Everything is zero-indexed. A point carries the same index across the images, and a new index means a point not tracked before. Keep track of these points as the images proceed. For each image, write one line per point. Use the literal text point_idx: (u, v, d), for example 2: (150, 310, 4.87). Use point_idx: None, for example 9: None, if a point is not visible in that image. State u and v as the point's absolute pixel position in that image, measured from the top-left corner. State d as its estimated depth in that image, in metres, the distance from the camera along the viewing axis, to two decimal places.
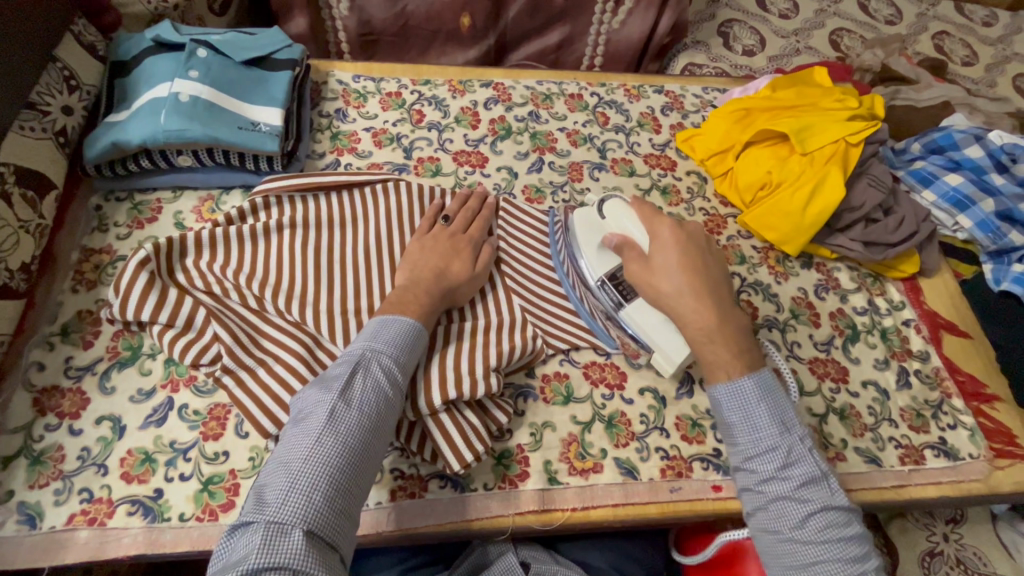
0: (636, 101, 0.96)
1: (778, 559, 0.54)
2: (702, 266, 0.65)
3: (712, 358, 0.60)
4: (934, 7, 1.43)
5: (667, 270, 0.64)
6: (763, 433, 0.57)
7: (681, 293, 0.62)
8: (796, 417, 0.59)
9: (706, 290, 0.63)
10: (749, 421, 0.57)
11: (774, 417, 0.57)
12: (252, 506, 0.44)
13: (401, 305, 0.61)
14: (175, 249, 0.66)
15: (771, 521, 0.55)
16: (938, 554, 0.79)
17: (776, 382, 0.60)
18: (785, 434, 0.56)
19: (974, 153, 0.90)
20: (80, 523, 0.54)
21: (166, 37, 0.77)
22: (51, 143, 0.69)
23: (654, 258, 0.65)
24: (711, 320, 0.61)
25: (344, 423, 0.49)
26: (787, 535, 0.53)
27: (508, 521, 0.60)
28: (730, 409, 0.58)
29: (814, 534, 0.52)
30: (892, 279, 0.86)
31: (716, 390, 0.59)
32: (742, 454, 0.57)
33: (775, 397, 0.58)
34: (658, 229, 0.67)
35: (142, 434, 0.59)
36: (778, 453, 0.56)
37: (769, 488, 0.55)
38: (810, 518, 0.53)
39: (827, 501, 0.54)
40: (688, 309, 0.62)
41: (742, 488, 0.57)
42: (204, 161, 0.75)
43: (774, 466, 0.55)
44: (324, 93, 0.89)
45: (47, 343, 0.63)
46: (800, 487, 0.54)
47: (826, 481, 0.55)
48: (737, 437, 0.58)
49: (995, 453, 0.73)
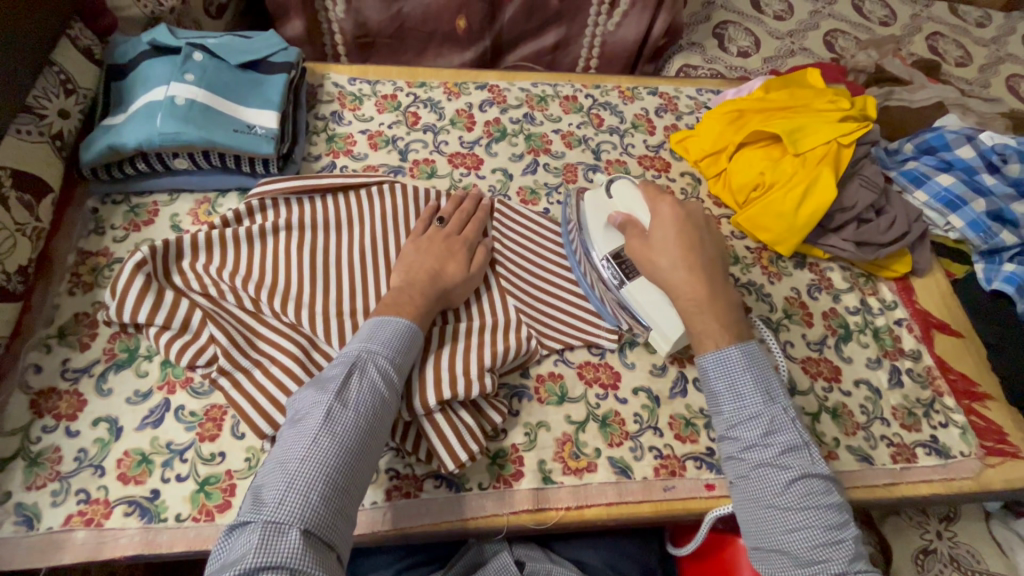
0: (631, 103, 0.97)
1: (760, 526, 0.54)
2: (698, 244, 0.66)
3: (701, 328, 0.61)
4: (928, 8, 1.44)
5: (664, 246, 0.66)
6: (748, 402, 0.58)
7: (676, 266, 0.64)
8: (782, 389, 0.59)
9: (701, 265, 0.64)
10: (734, 391, 0.58)
11: (759, 386, 0.58)
12: (249, 507, 0.44)
13: (396, 306, 0.61)
14: (172, 251, 0.67)
15: (753, 488, 0.55)
16: (931, 551, 0.80)
17: (763, 355, 0.60)
18: (769, 404, 0.57)
19: (966, 153, 0.91)
20: (77, 524, 0.55)
21: (162, 41, 0.78)
22: (47, 146, 0.70)
23: (653, 235, 0.68)
24: (702, 293, 0.62)
25: (341, 423, 0.49)
26: (768, 501, 0.54)
27: (503, 520, 0.61)
28: (716, 378, 0.59)
29: (794, 500, 0.53)
30: (884, 279, 0.87)
31: (704, 360, 0.60)
32: (726, 423, 0.58)
33: (760, 367, 0.59)
34: (659, 207, 0.70)
35: (139, 435, 0.59)
36: (761, 421, 0.56)
37: (751, 455, 0.56)
38: (790, 484, 0.53)
39: (808, 469, 0.54)
40: (681, 282, 0.64)
41: (726, 457, 0.58)
42: (200, 163, 0.75)
43: (757, 434, 0.56)
44: (320, 96, 0.90)
45: (44, 345, 0.63)
46: (781, 455, 0.55)
47: (808, 449, 0.55)
48: (722, 406, 0.59)
49: (986, 451, 0.73)
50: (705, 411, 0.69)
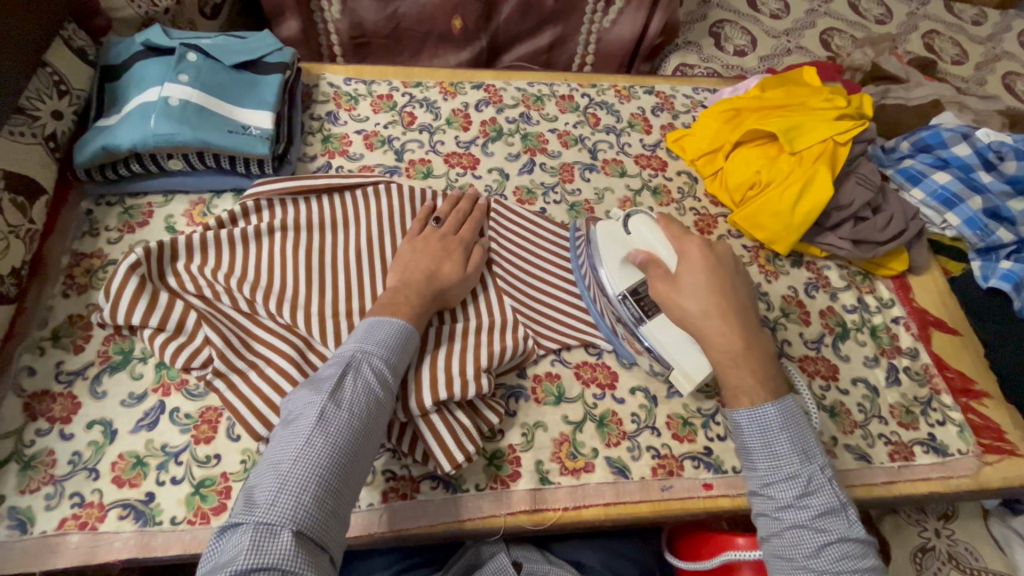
0: (627, 102, 0.97)
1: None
2: (730, 289, 0.63)
3: (736, 383, 0.60)
4: (924, 6, 1.44)
5: (695, 291, 0.63)
6: (784, 462, 0.56)
7: (709, 315, 0.61)
8: (817, 446, 0.58)
9: (734, 314, 0.62)
10: (770, 449, 0.57)
11: (796, 447, 0.56)
12: (241, 507, 0.44)
13: (392, 306, 0.61)
14: (166, 252, 0.66)
15: (786, 548, 0.54)
16: (930, 550, 0.80)
17: (799, 410, 0.59)
18: (806, 463, 0.56)
19: (962, 152, 0.90)
20: (71, 527, 0.54)
21: (156, 42, 0.78)
22: (40, 147, 0.69)
23: (681, 278, 0.64)
24: (737, 344, 0.60)
25: (334, 423, 0.49)
26: (800, 563, 0.53)
27: (500, 521, 0.61)
28: (752, 435, 0.58)
29: (829, 564, 0.52)
30: (881, 277, 0.86)
31: (738, 415, 0.59)
32: (760, 480, 0.57)
33: (798, 427, 0.57)
34: (687, 248, 0.66)
35: (134, 438, 0.59)
36: (797, 481, 0.55)
37: (786, 515, 0.55)
38: (825, 548, 0.52)
39: (844, 533, 0.53)
40: (714, 332, 0.61)
41: (758, 513, 0.57)
42: (194, 164, 0.75)
43: (793, 494, 0.55)
44: (315, 96, 0.89)
45: (38, 347, 0.63)
46: (817, 517, 0.54)
47: (844, 512, 0.54)
48: (756, 463, 0.57)
49: (983, 448, 0.73)
50: (702, 410, 0.69)
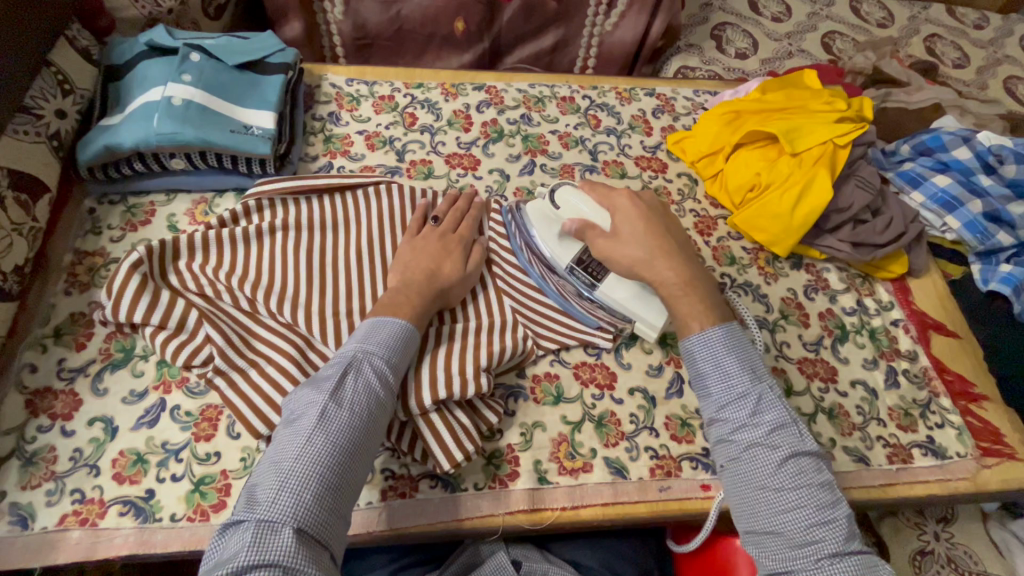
0: (628, 104, 0.97)
1: (752, 507, 0.53)
2: (665, 233, 0.67)
3: (687, 311, 0.62)
4: (926, 10, 1.45)
5: (634, 237, 0.66)
6: (735, 381, 0.57)
7: (652, 255, 0.65)
8: (766, 366, 0.59)
9: (675, 251, 0.65)
10: (721, 371, 0.58)
11: (745, 367, 0.58)
12: (243, 506, 0.45)
13: (394, 307, 0.61)
14: (168, 251, 0.67)
15: (745, 470, 0.54)
16: (929, 553, 0.80)
17: (745, 334, 0.61)
18: (755, 383, 0.57)
19: (962, 155, 0.91)
20: (71, 523, 0.55)
21: (160, 42, 0.78)
22: (45, 147, 0.70)
23: (619, 228, 0.68)
24: (683, 276, 0.63)
25: (335, 423, 0.49)
26: (761, 482, 0.53)
27: (499, 520, 0.61)
28: (702, 360, 0.59)
29: (786, 479, 0.52)
30: (881, 280, 0.86)
31: (689, 342, 0.60)
32: (715, 404, 0.58)
33: (745, 350, 0.59)
34: (616, 202, 0.70)
35: (134, 435, 0.59)
36: (747, 400, 0.56)
37: (741, 436, 0.55)
38: (781, 463, 0.53)
39: (796, 447, 0.54)
40: (660, 269, 0.64)
41: (716, 439, 0.57)
42: (198, 164, 0.75)
43: (745, 413, 0.56)
44: (318, 97, 0.90)
45: (40, 345, 0.63)
46: (770, 434, 0.54)
47: (796, 427, 0.55)
48: (710, 387, 0.58)
49: (982, 451, 0.73)
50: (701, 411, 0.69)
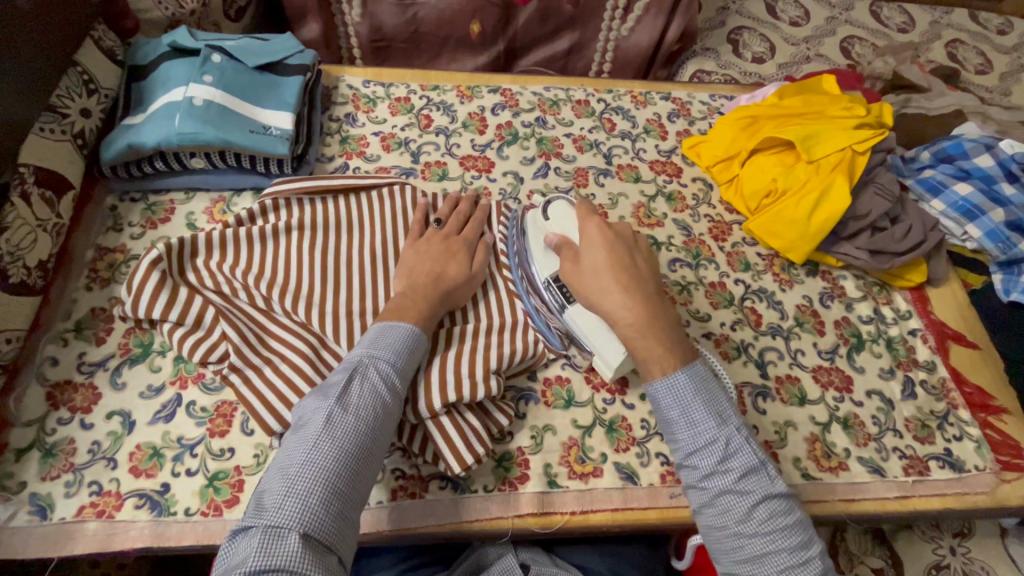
0: (643, 107, 0.97)
1: (728, 553, 0.53)
2: (630, 266, 0.64)
3: (644, 354, 0.59)
4: (948, 15, 1.42)
5: (596, 270, 0.63)
6: (701, 427, 0.56)
7: (609, 291, 0.62)
8: (732, 406, 0.58)
9: (636, 287, 0.62)
10: (687, 417, 0.56)
11: (711, 410, 0.56)
12: (252, 511, 0.45)
13: (399, 311, 0.61)
14: (187, 249, 0.68)
15: (718, 517, 0.54)
16: (945, 567, 0.78)
17: (710, 373, 0.59)
18: (722, 427, 0.56)
19: (985, 162, 0.89)
20: (89, 515, 0.56)
21: (182, 43, 0.80)
22: (70, 145, 0.71)
23: (583, 256, 0.65)
24: (641, 316, 0.60)
25: (341, 427, 0.50)
26: (734, 529, 0.53)
27: (508, 523, 0.61)
28: (668, 406, 0.57)
29: (758, 526, 0.52)
30: (899, 288, 0.85)
31: (653, 387, 0.58)
32: (683, 451, 0.56)
33: (710, 390, 0.57)
34: (587, 229, 0.67)
35: (151, 429, 0.60)
36: (716, 446, 0.55)
37: (711, 483, 0.54)
38: (752, 510, 0.52)
39: (767, 490, 0.53)
40: (618, 307, 0.61)
41: (687, 485, 0.56)
42: (217, 163, 0.77)
43: (713, 461, 0.55)
44: (335, 97, 0.91)
45: (62, 338, 0.65)
46: (740, 479, 0.54)
47: (765, 469, 0.54)
48: (677, 434, 0.57)
49: (1002, 465, 0.72)
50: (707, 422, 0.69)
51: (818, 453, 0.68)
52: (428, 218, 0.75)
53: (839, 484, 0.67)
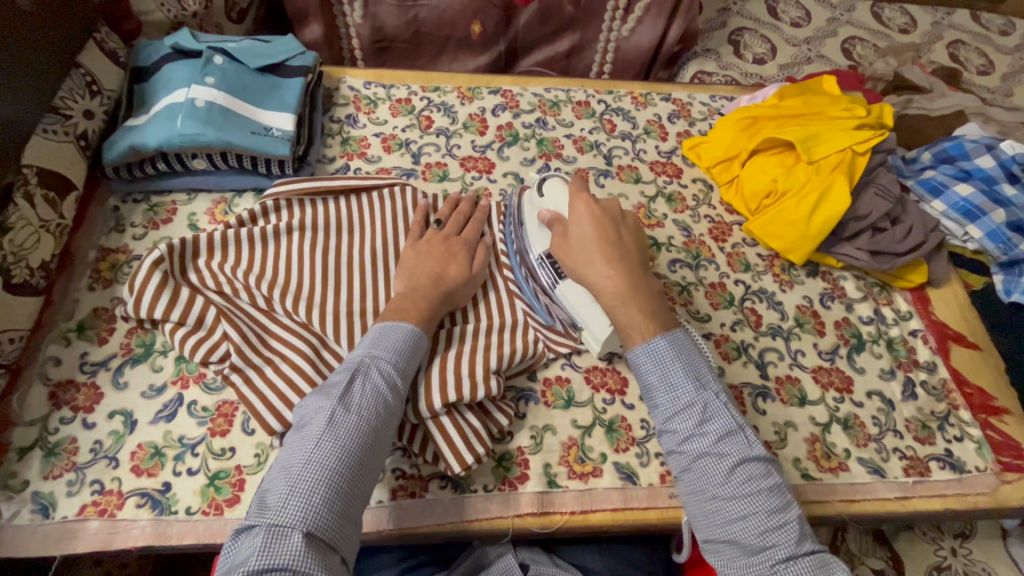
0: (643, 109, 0.97)
1: (706, 518, 0.53)
2: (616, 239, 0.64)
3: (625, 322, 0.60)
4: (950, 16, 1.42)
5: (581, 242, 0.64)
6: (680, 391, 0.56)
7: (592, 261, 0.62)
8: (713, 372, 0.58)
9: (619, 257, 0.62)
10: (667, 381, 0.56)
11: (690, 374, 0.56)
12: (255, 510, 0.45)
13: (400, 311, 0.62)
14: (188, 250, 0.68)
15: (696, 480, 0.54)
16: (946, 569, 0.78)
17: (691, 342, 0.59)
18: (701, 391, 0.56)
19: (985, 162, 0.89)
20: (91, 514, 0.56)
21: (184, 45, 0.80)
22: (73, 146, 0.71)
23: (570, 230, 0.66)
24: (622, 284, 0.60)
25: (343, 427, 0.50)
26: (712, 492, 0.53)
27: (507, 523, 0.61)
28: (648, 372, 0.57)
29: (736, 488, 0.52)
30: (900, 288, 0.85)
31: (635, 354, 0.58)
32: (662, 416, 0.56)
33: (691, 357, 0.57)
34: (575, 204, 0.67)
35: (152, 429, 0.61)
36: (694, 409, 0.55)
37: (689, 447, 0.54)
38: (730, 472, 0.52)
39: (744, 453, 0.53)
40: (600, 276, 0.61)
41: (667, 450, 0.56)
42: (219, 164, 0.77)
43: (692, 424, 0.55)
44: (336, 99, 0.91)
45: (64, 338, 0.65)
46: (717, 442, 0.54)
47: (743, 432, 0.54)
48: (656, 399, 0.57)
49: (1003, 466, 0.72)
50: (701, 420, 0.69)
51: (818, 453, 0.68)
52: (428, 219, 0.75)
53: (839, 484, 0.67)
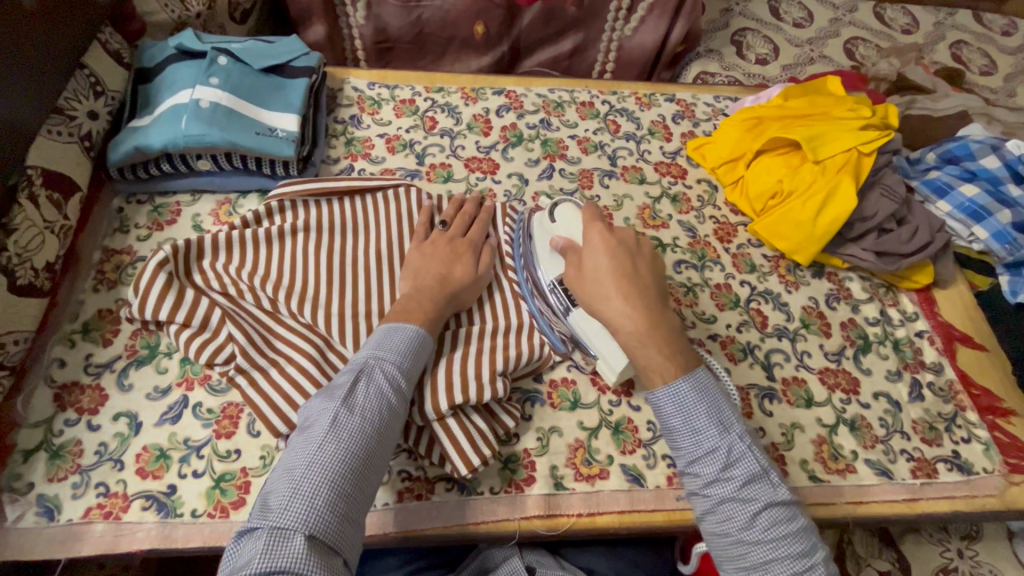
0: (648, 109, 0.97)
1: (731, 561, 0.53)
2: (633, 273, 0.63)
3: (645, 363, 0.59)
4: (953, 16, 1.42)
5: (598, 277, 0.62)
6: (703, 435, 0.55)
7: (609, 299, 0.61)
8: (735, 412, 0.57)
9: (637, 294, 0.61)
10: (690, 424, 0.55)
11: (713, 418, 0.55)
12: (257, 512, 0.45)
13: (406, 312, 0.61)
14: (193, 251, 0.68)
15: (721, 524, 0.53)
16: (952, 571, 0.78)
17: (712, 380, 0.58)
18: (724, 435, 0.55)
19: (991, 163, 0.89)
20: (96, 516, 0.56)
21: (188, 45, 0.80)
22: (77, 147, 0.71)
23: (585, 262, 0.64)
24: (641, 324, 0.59)
25: (347, 429, 0.50)
26: (737, 537, 0.52)
27: (514, 525, 0.61)
28: (671, 414, 0.56)
29: (762, 534, 0.51)
30: (905, 289, 0.85)
31: (655, 396, 0.57)
32: (685, 459, 0.56)
33: (713, 398, 0.56)
34: (590, 236, 0.65)
35: (157, 431, 0.60)
36: (719, 454, 0.54)
37: (714, 491, 0.54)
38: (756, 518, 0.52)
39: (770, 498, 0.52)
40: (619, 315, 0.60)
41: (690, 493, 0.55)
42: (223, 165, 0.77)
43: (716, 468, 0.54)
44: (340, 99, 0.91)
45: (69, 340, 0.65)
46: (742, 487, 0.53)
47: (768, 477, 0.54)
48: (679, 441, 0.56)
49: (1011, 468, 0.71)
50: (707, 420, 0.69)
51: (825, 455, 0.68)
52: (433, 220, 0.75)
53: (846, 486, 0.67)
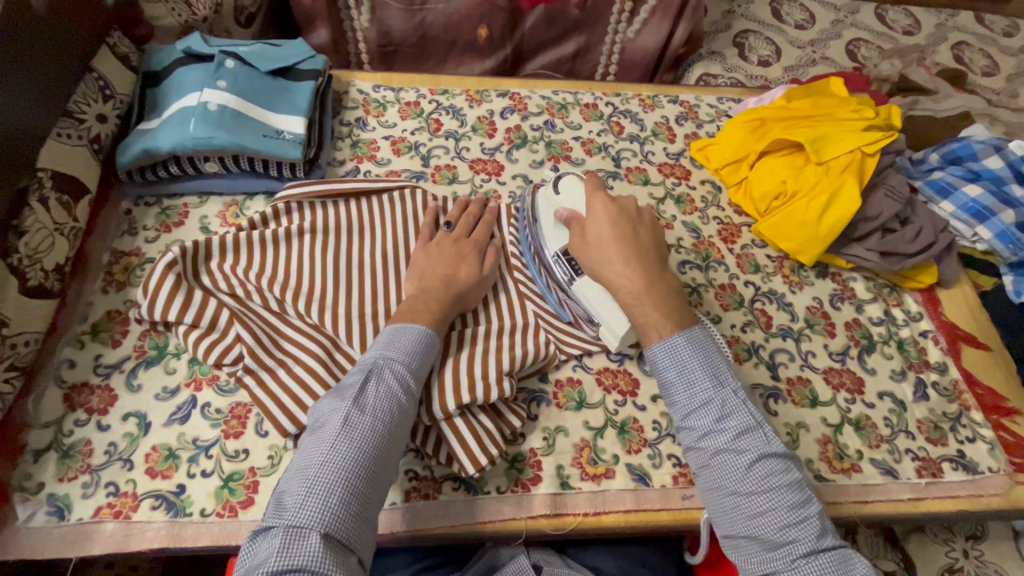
0: (651, 111, 0.97)
1: (725, 514, 0.53)
2: (634, 239, 0.65)
3: (643, 320, 0.61)
4: (955, 17, 1.42)
5: (600, 242, 0.65)
6: (698, 390, 0.57)
7: (610, 262, 0.63)
8: (731, 371, 0.59)
9: (636, 257, 0.64)
10: (685, 378, 0.57)
11: (707, 371, 0.57)
12: (272, 512, 0.46)
13: (412, 313, 0.62)
14: (201, 252, 0.68)
15: (715, 476, 0.54)
16: (958, 570, 0.78)
17: (709, 339, 0.60)
18: (718, 388, 0.56)
19: (994, 163, 0.89)
20: (106, 515, 0.56)
21: (195, 49, 0.81)
22: (86, 149, 0.72)
23: (588, 231, 0.66)
24: (639, 285, 0.62)
25: (359, 428, 0.50)
26: (731, 489, 0.53)
27: (520, 524, 0.61)
28: (667, 369, 0.58)
29: (755, 484, 0.52)
30: (909, 289, 0.85)
31: (653, 351, 0.59)
32: (680, 413, 0.57)
33: (709, 354, 0.58)
34: (593, 204, 0.68)
35: (166, 431, 0.61)
36: (712, 407, 0.56)
37: (708, 443, 0.55)
38: (748, 468, 0.53)
39: (763, 449, 0.53)
40: (618, 274, 0.63)
41: (686, 448, 0.57)
42: (230, 168, 0.77)
43: (709, 421, 0.55)
44: (346, 102, 0.91)
45: (78, 341, 0.65)
46: (736, 438, 0.54)
47: (763, 430, 0.55)
48: (675, 396, 0.58)
49: (1015, 468, 0.72)
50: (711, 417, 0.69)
51: (831, 454, 0.68)
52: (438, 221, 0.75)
53: (851, 485, 0.67)
